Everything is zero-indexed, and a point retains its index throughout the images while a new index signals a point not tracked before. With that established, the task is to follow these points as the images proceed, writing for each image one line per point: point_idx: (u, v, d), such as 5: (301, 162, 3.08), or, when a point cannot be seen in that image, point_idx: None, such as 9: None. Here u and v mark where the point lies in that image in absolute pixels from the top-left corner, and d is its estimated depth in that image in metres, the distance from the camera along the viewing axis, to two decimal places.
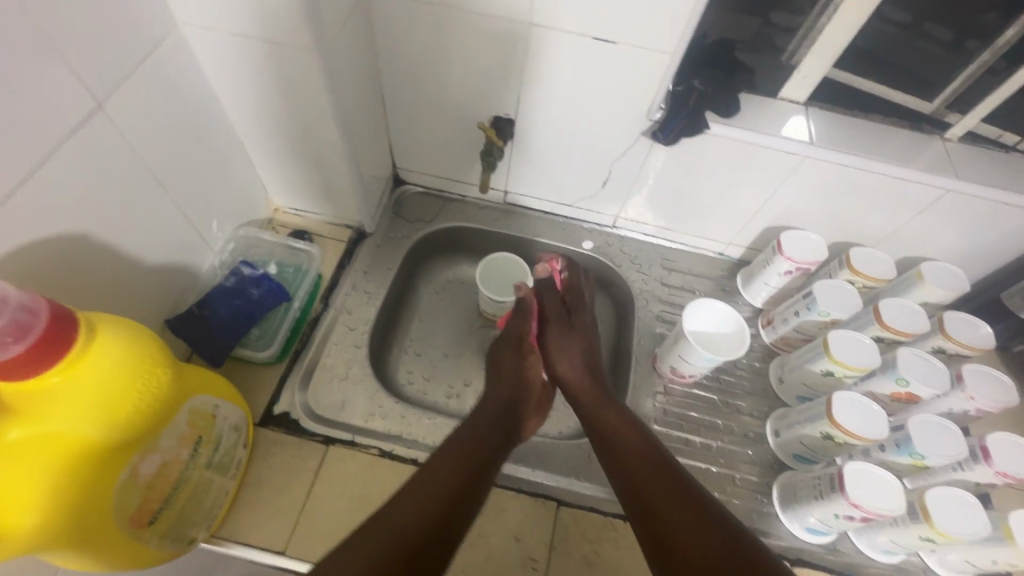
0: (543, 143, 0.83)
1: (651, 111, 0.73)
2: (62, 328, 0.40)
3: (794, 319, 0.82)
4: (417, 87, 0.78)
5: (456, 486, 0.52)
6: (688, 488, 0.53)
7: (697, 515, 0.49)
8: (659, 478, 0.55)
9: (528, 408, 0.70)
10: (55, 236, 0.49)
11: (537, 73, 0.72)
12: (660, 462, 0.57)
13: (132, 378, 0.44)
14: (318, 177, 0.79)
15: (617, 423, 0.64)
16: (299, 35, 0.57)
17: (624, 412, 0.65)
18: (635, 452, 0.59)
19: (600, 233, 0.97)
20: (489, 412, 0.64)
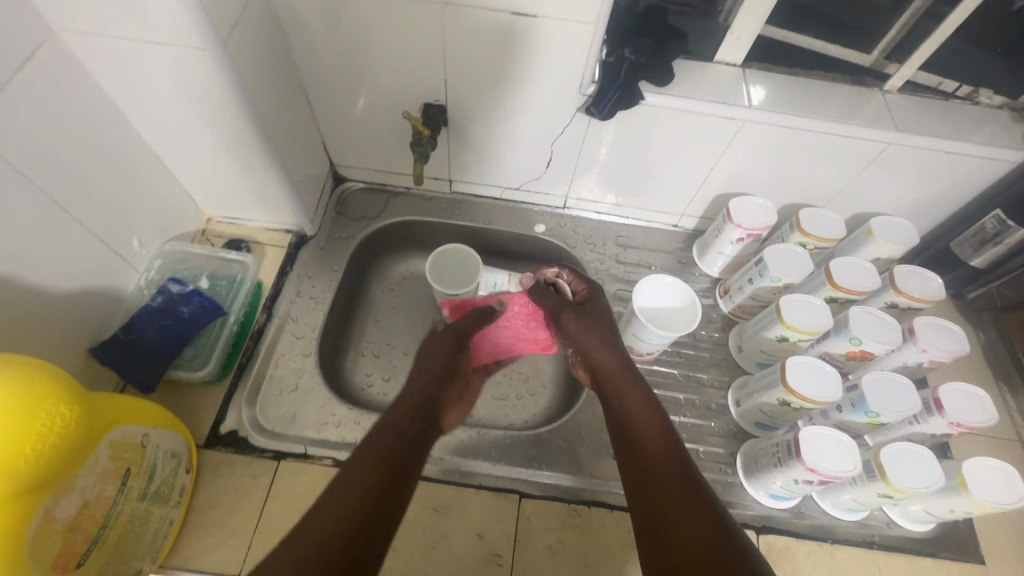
0: (480, 127, 0.80)
1: (584, 85, 0.70)
2: None
3: (748, 286, 0.81)
4: (340, 79, 0.74)
5: (397, 479, 0.47)
6: (702, 492, 0.47)
7: (710, 529, 0.44)
8: (673, 478, 0.49)
9: (449, 398, 0.62)
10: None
11: (460, 55, 0.69)
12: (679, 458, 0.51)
13: (31, 421, 0.41)
14: (245, 183, 0.75)
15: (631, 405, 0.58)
16: (187, 35, 0.52)
17: (646, 398, 0.58)
18: (650, 444, 0.53)
19: (552, 215, 0.94)
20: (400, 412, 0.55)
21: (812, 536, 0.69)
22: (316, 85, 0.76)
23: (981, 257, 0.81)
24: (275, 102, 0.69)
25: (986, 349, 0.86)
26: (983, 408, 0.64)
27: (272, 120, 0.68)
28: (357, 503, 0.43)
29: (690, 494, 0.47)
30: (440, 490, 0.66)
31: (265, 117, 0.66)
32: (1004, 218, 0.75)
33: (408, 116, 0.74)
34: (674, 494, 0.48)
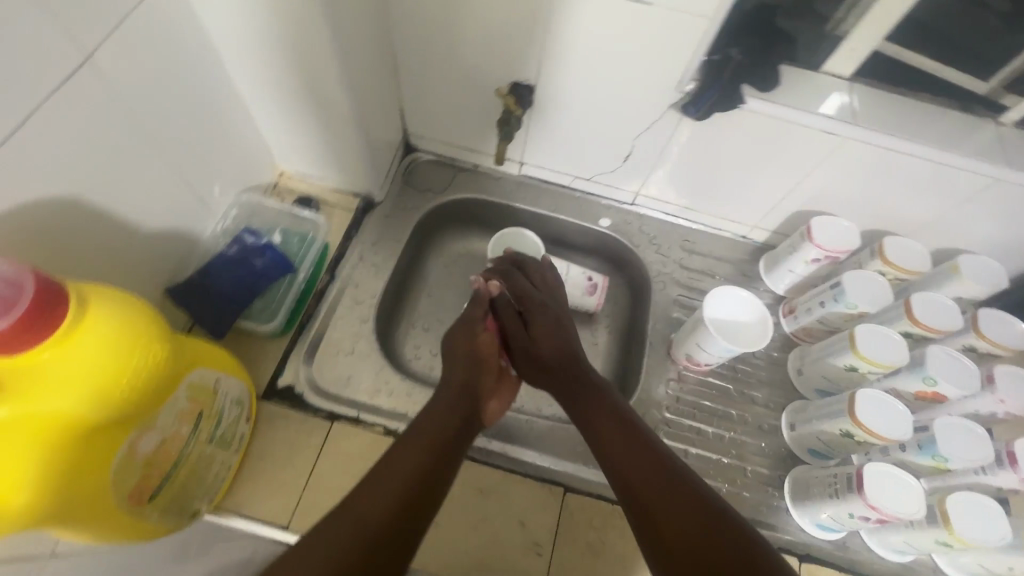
0: (563, 112, 0.78)
1: (683, 82, 0.68)
2: (51, 301, 0.37)
3: (818, 309, 0.78)
4: (430, 46, 0.73)
5: (408, 484, 0.51)
6: (709, 500, 0.49)
7: (688, 506, 0.48)
8: (667, 487, 0.51)
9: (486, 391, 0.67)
10: (42, 200, 0.46)
11: (559, 36, 0.67)
12: (649, 450, 0.55)
13: (113, 356, 0.41)
14: (327, 141, 0.75)
15: (605, 416, 0.60)
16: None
17: (613, 399, 0.62)
18: (631, 437, 0.57)
19: (619, 210, 0.92)
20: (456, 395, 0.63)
21: (853, 571, 0.68)
22: (406, 50, 0.74)
23: None
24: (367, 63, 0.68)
25: None
26: None
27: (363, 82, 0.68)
28: (390, 485, 0.50)
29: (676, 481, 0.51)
30: (486, 471, 0.67)
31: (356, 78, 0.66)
32: None
33: (501, 91, 0.74)
34: (649, 481, 0.52)
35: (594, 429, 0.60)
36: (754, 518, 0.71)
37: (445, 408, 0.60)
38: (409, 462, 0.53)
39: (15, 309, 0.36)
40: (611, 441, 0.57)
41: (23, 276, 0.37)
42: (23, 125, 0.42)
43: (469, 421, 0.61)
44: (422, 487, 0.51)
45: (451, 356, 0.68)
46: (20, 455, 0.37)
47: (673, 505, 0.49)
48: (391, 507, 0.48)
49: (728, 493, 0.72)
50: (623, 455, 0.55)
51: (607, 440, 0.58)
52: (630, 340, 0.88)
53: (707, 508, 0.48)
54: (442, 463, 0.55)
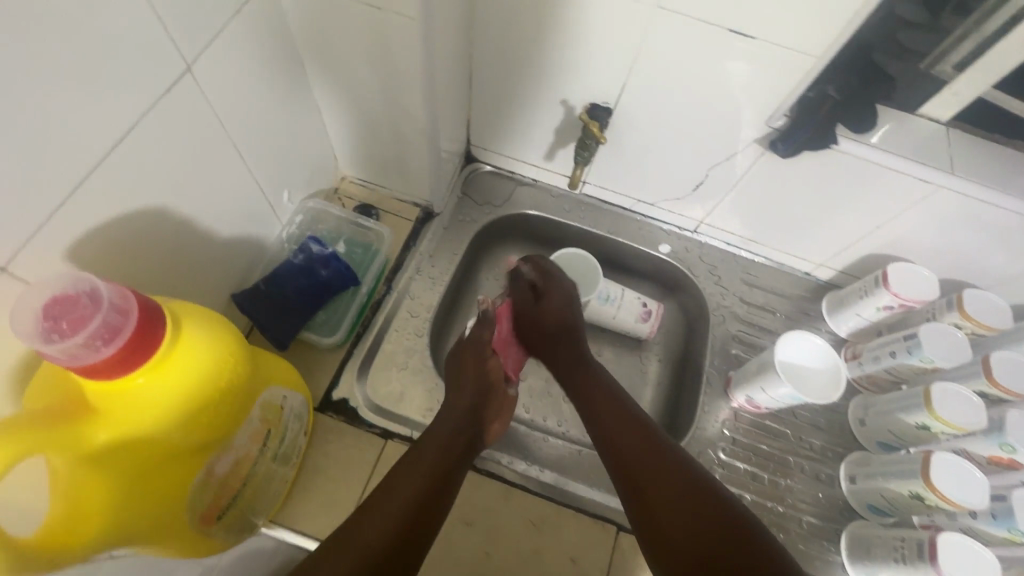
0: (636, 136, 0.76)
1: (773, 118, 0.65)
2: (153, 328, 0.36)
3: (887, 359, 0.75)
4: (509, 63, 0.71)
5: (420, 493, 0.53)
6: (694, 479, 0.53)
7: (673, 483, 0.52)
8: (655, 463, 0.55)
9: (491, 412, 0.67)
10: (135, 210, 0.45)
11: (647, 62, 0.65)
12: (640, 426, 0.59)
13: (200, 380, 0.40)
14: (395, 151, 0.74)
15: (600, 400, 0.65)
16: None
17: (607, 382, 0.67)
18: (630, 434, 0.59)
19: (680, 237, 0.90)
20: (461, 406, 0.64)
21: None
22: (483, 64, 0.72)
23: None
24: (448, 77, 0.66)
25: None
26: None
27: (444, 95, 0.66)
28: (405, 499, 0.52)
29: (671, 475, 0.53)
30: (535, 502, 0.66)
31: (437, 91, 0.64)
32: None
33: (582, 115, 0.72)
34: (641, 456, 0.56)
35: (597, 426, 0.62)
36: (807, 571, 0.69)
37: (454, 425, 0.62)
38: (416, 469, 0.55)
39: (122, 334, 0.34)
40: (607, 426, 0.61)
41: (129, 298, 0.35)
42: (123, 138, 0.42)
43: (471, 446, 0.62)
44: (432, 486, 0.54)
45: (456, 381, 0.69)
46: (103, 480, 0.37)
47: (663, 482, 0.53)
48: (406, 508, 0.51)
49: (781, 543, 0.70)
50: (618, 433, 0.60)
51: (602, 421, 0.62)
52: (683, 373, 0.86)
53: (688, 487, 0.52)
54: (451, 469, 0.58)
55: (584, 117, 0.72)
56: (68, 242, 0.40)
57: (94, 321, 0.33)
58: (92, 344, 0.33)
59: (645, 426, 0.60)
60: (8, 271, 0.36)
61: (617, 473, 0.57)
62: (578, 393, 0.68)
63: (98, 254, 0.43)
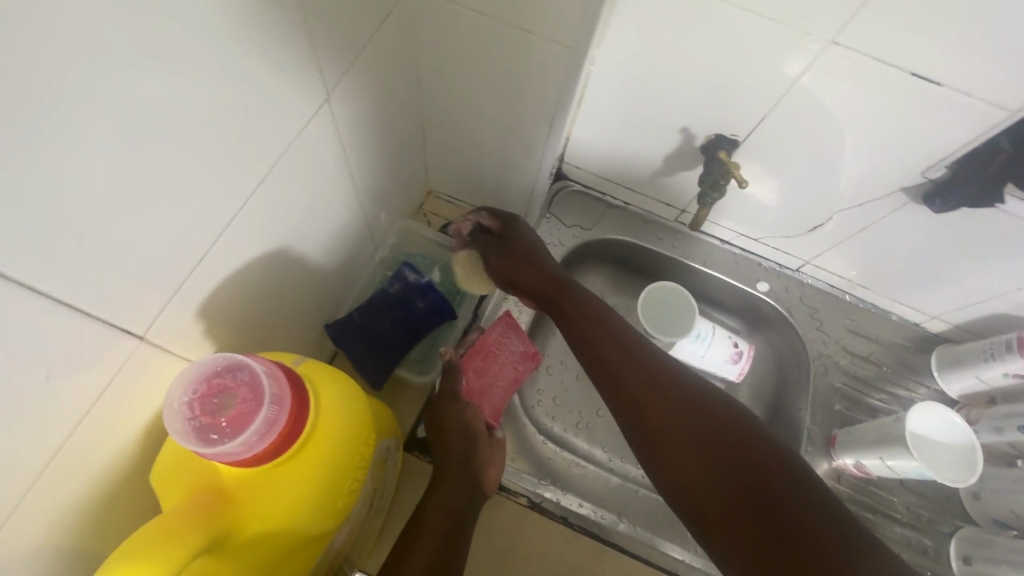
0: (756, 173, 0.69)
1: (931, 168, 0.59)
2: (301, 413, 0.40)
3: (1013, 434, 0.69)
4: (630, 86, 0.65)
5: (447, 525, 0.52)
6: (712, 421, 0.48)
7: (694, 443, 0.47)
8: (675, 416, 0.49)
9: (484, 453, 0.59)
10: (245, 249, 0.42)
11: (793, 99, 0.58)
12: (644, 366, 0.53)
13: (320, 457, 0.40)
14: (500, 173, 0.69)
15: (605, 336, 0.56)
16: (571, 29, 0.46)
17: (603, 313, 0.58)
18: (657, 393, 0.51)
19: (780, 275, 0.84)
20: (466, 425, 0.59)
21: None
22: (599, 86, 0.67)
23: None
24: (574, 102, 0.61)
25: None
26: None
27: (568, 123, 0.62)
28: (430, 529, 0.52)
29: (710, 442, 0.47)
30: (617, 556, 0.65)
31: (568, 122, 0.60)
32: None
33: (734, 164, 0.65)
34: (658, 400, 0.50)
35: (613, 375, 0.54)
36: None
37: (463, 443, 0.58)
38: (450, 498, 0.55)
39: (276, 426, 0.38)
40: (613, 364, 0.54)
41: (281, 391, 0.39)
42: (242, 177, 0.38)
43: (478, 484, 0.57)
44: (455, 534, 0.53)
45: (434, 433, 0.60)
46: (238, 562, 0.38)
47: (684, 430, 0.48)
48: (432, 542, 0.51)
49: None
50: (625, 371, 0.53)
51: (609, 359, 0.54)
52: (774, 422, 0.81)
53: (710, 440, 0.47)
54: (466, 509, 0.55)
55: (721, 155, 0.66)
56: (198, 302, 0.40)
57: (258, 418, 0.37)
58: (252, 438, 0.37)
59: (674, 379, 0.51)
60: (146, 339, 0.37)
61: (654, 437, 0.50)
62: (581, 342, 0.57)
63: (216, 298, 0.41)
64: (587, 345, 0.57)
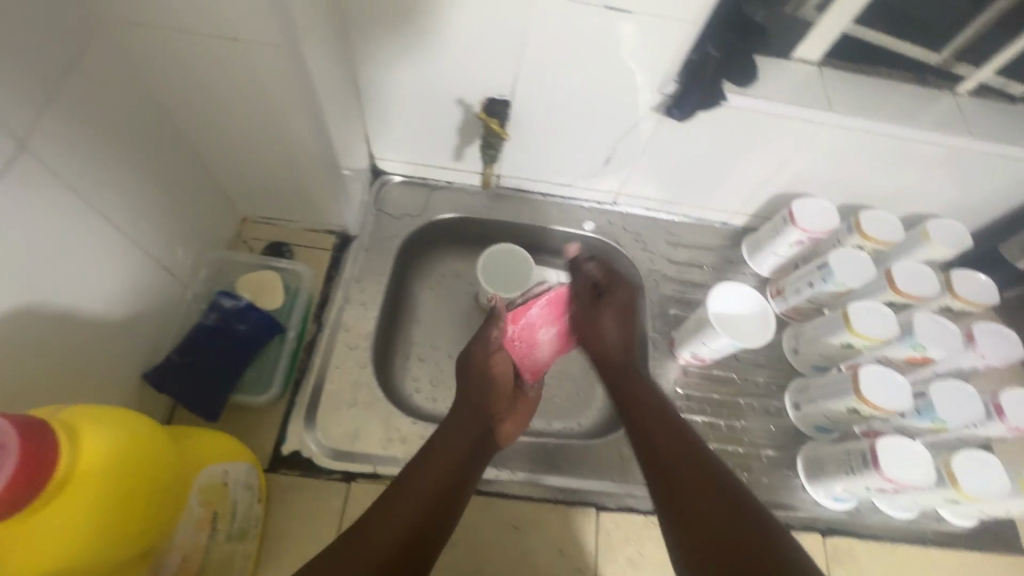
0: (537, 126, 0.76)
1: (663, 85, 0.67)
2: (43, 451, 0.35)
3: (807, 290, 0.80)
4: (397, 72, 0.68)
5: (436, 492, 0.51)
6: (704, 458, 0.51)
7: (692, 471, 0.50)
8: (669, 441, 0.54)
9: (501, 406, 0.66)
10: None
11: (530, 51, 0.64)
12: (677, 423, 0.56)
13: (89, 485, 0.38)
14: (304, 183, 0.71)
15: (651, 404, 0.59)
16: (269, 25, 0.48)
17: (659, 403, 0.59)
18: (663, 430, 0.55)
19: (601, 212, 0.91)
20: (489, 372, 0.66)
21: (873, 536, 0.71)
22: (368, 77, 0.70)
23: None
24: (336, 96, 0.63)
25: None
26: None
27: (337, 117, 0.63)
28: (419, 496, 0.50)
29: (706, 480, 0.49)
30: (511, 506, 0.65)
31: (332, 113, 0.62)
32: None
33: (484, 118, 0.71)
34: (663, 438, 0.54)
35: (637, 423, 0.58)
36: (775, 502, 0.73)
37: (472, 415, 0.61)
38: (443, 463, 0.54)
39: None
40: (638, 413, 0.59)
41: (4, 432, 0.34)
42: None
43: (481, 444, 0.60)
44: (445, 498, 0.51)
45: (465, 376, 0.65)
46: None
47: (672, 455, 0.52)
48: (429, 500, 0.50)
49: (747, 481, 0.74)
50: (648, 417, 0.58)
51: (638, 417, 0.58)
52: None
53: (698, 467, 0.50)
54: (466, 477, 0.54)
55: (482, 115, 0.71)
56: None
57: None
58: None
59: (675, 420, 0.56)
60: None
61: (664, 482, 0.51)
62: (630, 414, 0.60)
63: None
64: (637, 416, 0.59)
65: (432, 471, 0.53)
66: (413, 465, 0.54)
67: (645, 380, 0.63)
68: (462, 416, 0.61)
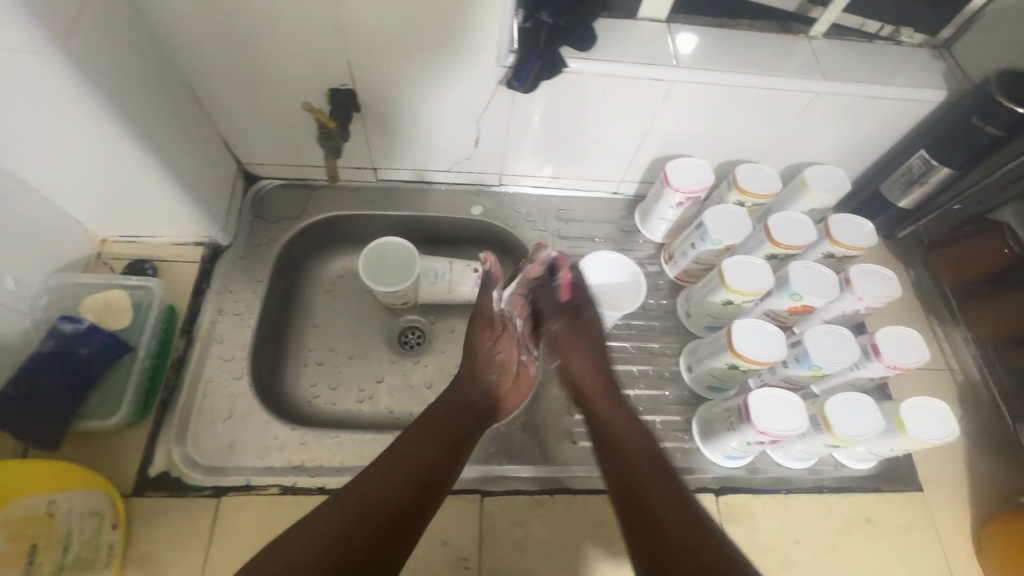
0: (393, 113, 0.74)
1: (502, 57, 0.65)
2: None
3: (691, 251, 0.79)
4: (233, 68, 0.66)
5: (399, 497, 0.51)
6: (693, 509, 0.50)
7: (679, 517, 0.49)
8: (656, 482, 0.53)
9: (507, 386, 0.69)
10: None
11: (354, 31, 0.62)
12: (664, 466, 0.54)
13: None
14: (150, 200, 0.68)
15: (632, 436, 0.58)
16: (16, 35, 0.44)
17: (636, 427, 0.59)
18: (649, 467, 0.54)
19: (489, 195, 0.90)
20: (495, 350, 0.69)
21: (770, 490, 0.71)
22: (200, 78, 0.67)
23: (908, 198, 0.81)
24: (147, 100, 0.60)
25: (923, 285, 0.87)
26: (916, 349, 0.67)
27: (150, 123, 0.60)
28: (376, 503, 0.50)
29: (683, 502, 0.50)
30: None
31: (139, 119, 0.59)
32: (928, 158, 0.74)
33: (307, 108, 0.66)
34: (646, 478, 0.53)
35: (618, 454, 0.57)
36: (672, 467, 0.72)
37: (456, 398, 0.63)
38: (421, 450, 0.56)
39: None
40: (623, 446, 0.58)
41: None
42: None
43: (463, 436, 0.60)
44: (415, 497, 0.52)
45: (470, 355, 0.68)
46: None
47: (661, 496, 0.51)
48: (399, 484, 0.52)
49: None
50: (633, 449, 0.57)
51: (619, 446, 0.58)
52: None
53: (686, 514, 0.49)
54: (441, 473, 0.55)
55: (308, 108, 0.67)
56: None
57: None
58: None
59: (662, 462, 0.55)
60: None
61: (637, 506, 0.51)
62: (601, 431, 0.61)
63: None
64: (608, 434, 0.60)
65: (397, 465, 0.53)
66: (394, 448, 0.56)
67: (619, 401, 0.64)
68: (447, 401, 0.63)
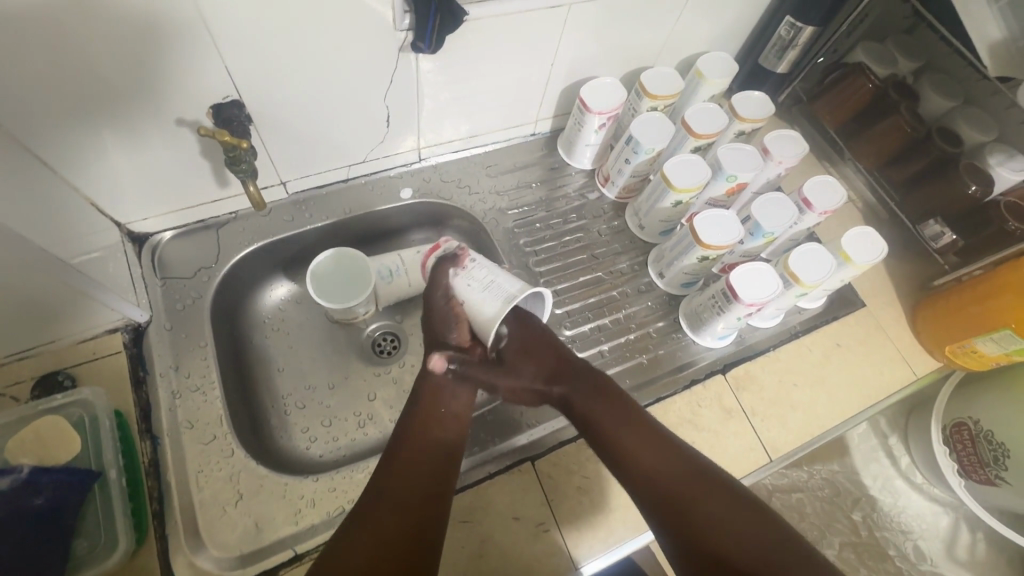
0: (291, 112, 0.66)
1: (397, 20, 0.60)
2: None
3: (627, 167, 0.82)
4: (80, 113, 0.54)
5: (410, 501, 0.54)
6: (714, 482, 0.55)
7: (715, 495, 0.54)
8: (681, 471, 0.56)
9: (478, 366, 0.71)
10: None
11: (224, 29, 0.53)
12: (671, 450, 0.58)
13: None
14: (32, 301, 0.55)
15: (627, 430, 0.61)
16: None
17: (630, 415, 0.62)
18: (657, 467, 0.57)
19: (413, 173, 0.85)
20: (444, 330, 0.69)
21: (760, 353, 0.79)
22: None
23: (785, 62, 0.89)
24: None
25: (811, 136, 0.98)
26: (837, 191, 0.76)
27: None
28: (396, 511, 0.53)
29: (687, 472, 0.56)
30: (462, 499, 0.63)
31: None
32: (794, 21, 0.82)
33: (208, 132, 0.56)
34: (671, 463, 0.57)
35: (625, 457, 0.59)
36: (678, 366, 0.77)
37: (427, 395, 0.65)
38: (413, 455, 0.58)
39: None
40: (623, 449, 0.59)
41: None
42: None
43: (450, 427, 0.63)
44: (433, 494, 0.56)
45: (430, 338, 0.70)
46: None
47: (683, 482, 0.56)
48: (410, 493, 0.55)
49: (650, 361, 0.77)
50: (639, 455, 0.58)
51: (625, 445, 0.60)
52: None
53: (720, 494, 0.54)
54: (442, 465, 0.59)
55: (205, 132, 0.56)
56: None
57: None
58: None
59: (676, 449, 0.58)
60: None
61: (645, 492, 0.56)
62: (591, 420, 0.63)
63: None
64: (608, 434, 0.61)
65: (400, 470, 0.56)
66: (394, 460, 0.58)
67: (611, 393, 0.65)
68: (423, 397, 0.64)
